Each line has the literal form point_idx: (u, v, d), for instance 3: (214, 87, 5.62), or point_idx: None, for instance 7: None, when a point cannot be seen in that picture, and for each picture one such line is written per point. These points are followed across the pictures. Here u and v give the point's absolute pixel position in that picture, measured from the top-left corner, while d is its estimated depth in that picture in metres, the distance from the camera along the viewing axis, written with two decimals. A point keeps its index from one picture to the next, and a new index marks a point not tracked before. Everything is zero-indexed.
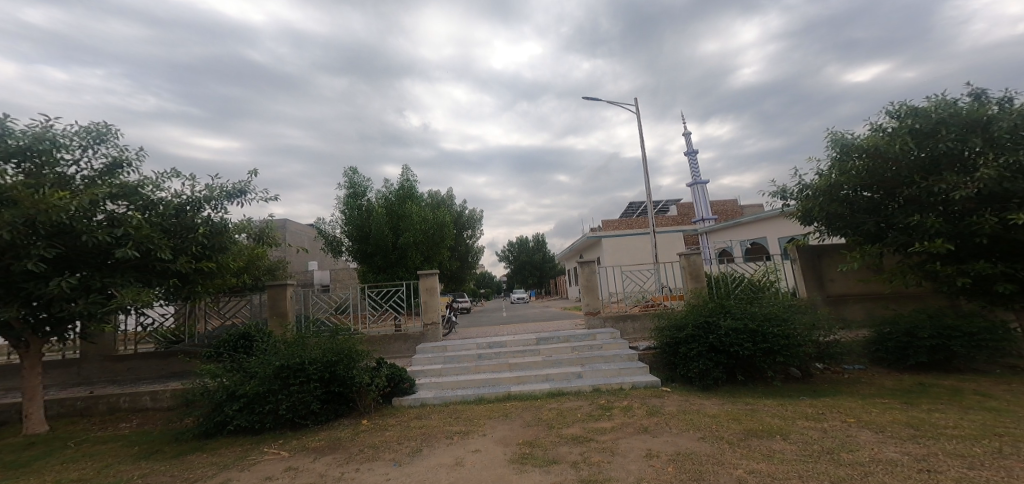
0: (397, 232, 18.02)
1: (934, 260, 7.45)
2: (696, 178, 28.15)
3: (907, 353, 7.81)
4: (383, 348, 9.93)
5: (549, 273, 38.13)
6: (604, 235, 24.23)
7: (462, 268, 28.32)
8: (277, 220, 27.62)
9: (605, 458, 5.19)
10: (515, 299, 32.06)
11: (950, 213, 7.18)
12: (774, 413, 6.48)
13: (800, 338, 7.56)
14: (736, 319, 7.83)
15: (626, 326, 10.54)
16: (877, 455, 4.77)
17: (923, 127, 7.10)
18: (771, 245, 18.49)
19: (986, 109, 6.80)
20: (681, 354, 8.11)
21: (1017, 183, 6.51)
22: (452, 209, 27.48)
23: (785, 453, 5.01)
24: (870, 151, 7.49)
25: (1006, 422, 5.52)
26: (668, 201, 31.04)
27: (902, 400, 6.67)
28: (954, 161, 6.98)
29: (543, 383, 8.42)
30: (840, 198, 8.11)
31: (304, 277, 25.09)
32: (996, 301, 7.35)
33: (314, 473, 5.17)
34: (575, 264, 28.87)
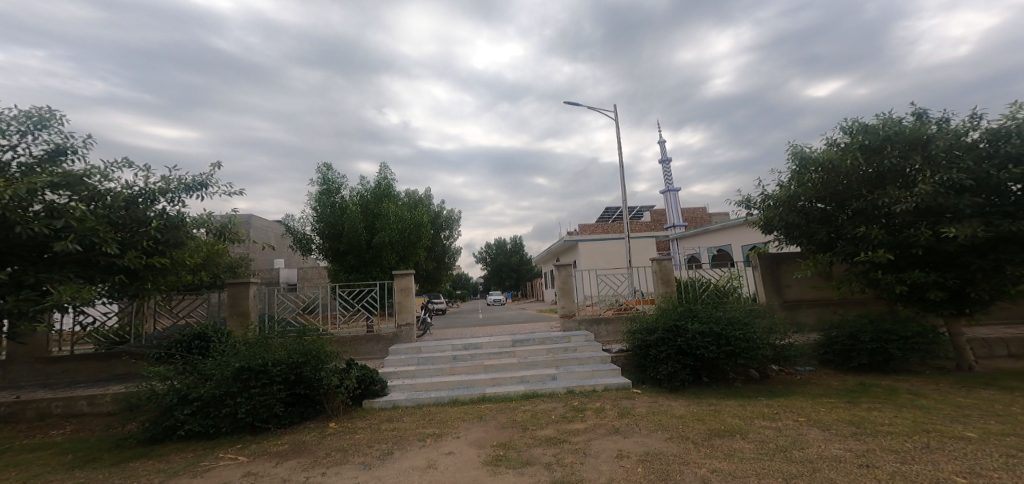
0: (372, 231, 17.54)
1: (881, 267, 7.89)
2: (669, 185, 28.95)
3: (851, 355, 8.37)
4: (352, 349, 9.68)
5: (527, 275, 38.10)
6: (580, 239, 24.56)
7: (439, 268, 28.14)
8: (241, 215, 26.47)
9: (578, 459, 5.30)
10: (492, 301, 32.08)
11: (893, 225, 7.61)
12: (737, 413, 6.77)
13: (760, 341, 7.95)
14: (701, 322, 8.11)
15: (600, 329, 10.63)
16: (823, 452, 5.08)
17: (873, 143, 7.53)
18: (734, 252, 19.21)
19: (927, 128, 7.21)
20: (651, 356, 8.35)
21: (955, 199, 6.90)
22: (429, 209, 27.06)
23: (746, 452, 5.25)
24: (829, 163, 7.89)
25: (933, 418, 6.01)
26: (643, 207, 31.78)
27: (845, 398, 7.14)
28: (897, 177, 7.43)
29: (518, 384, 8.44)
30: (800, 207, 8.49)
31: (269, 275, 24.10)
32: (932, 308, 7.81)
33: (275, 477, 5.05)
34: (552, 267, 29.12)
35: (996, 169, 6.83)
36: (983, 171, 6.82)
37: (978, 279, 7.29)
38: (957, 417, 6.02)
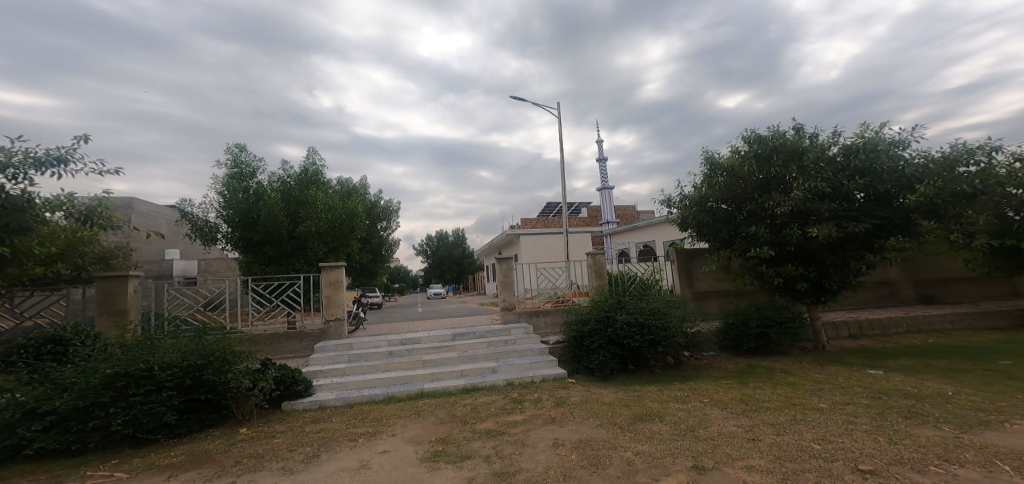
0: (296, 221, 12.23)
1: (765, 262, 6.84)
2: (606, 183, 29.67)
3: (741, 340, 7.49)
4: (268, 349, 6.93)
5: (470, 269, 37.54)
6: (522, 233, 24.68)
7: (374, 261, 26.00)
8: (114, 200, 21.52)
9: (516, 450, 4.21)
10: (433, 294, 31.31)
11: (771, 225, 6.61)
12: (658, 398, 6.09)
13: (677, 326, 7.15)
14: (627, 312, 7.11)
15: (538, 321, 8.97)
16: (723, 429, 4.80)
17: (762, 153, 6.57)
18: (659, 248, 19.79)
19: (803, 138, 6.40)
20: (583, 347, 7.24)
21: (817, 203, 6.16)
22: (364, 199, 24.86)
23: (664, 435, 4.70)
24: (722, 164, 6.86)
25: (799, 393, 5.62)
26: (582, 204, 32.22)
27: (738, 378, 6.58)
28: (780, 183, 6.51)
29: (457, 379, 6.40)
30: (697, 207, 7.19)
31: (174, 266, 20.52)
32: (802, 300, 6.98)
33: None
34: (493, 262, 29.05)
35: (845, 180, 6.21)
36: (837, 180, 6.13)
37: (833, 272, 6.51)
38: (815, 391, 5.57)
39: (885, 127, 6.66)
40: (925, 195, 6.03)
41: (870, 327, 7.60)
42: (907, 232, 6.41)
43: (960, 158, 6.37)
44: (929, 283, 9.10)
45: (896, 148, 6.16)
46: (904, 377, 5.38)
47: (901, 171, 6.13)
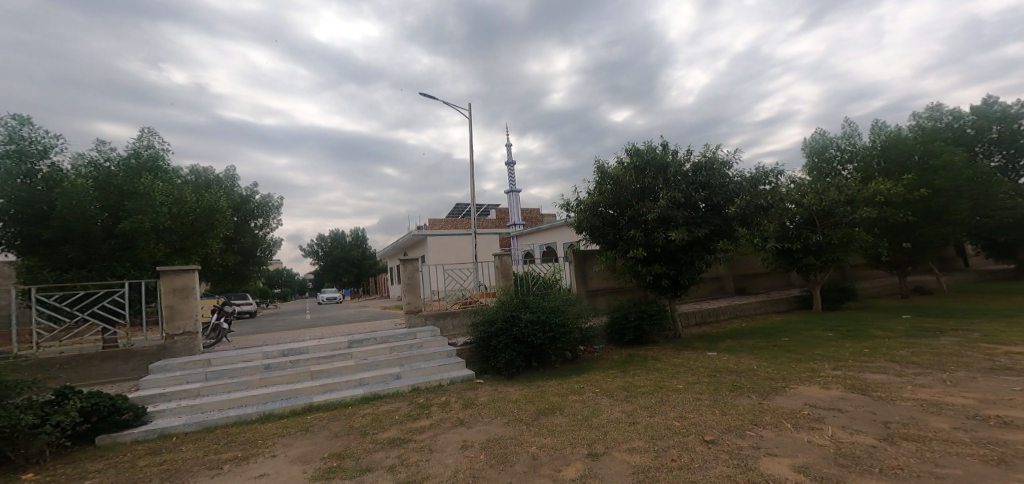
0: (114, 219, 6.47)
1: (639, 261, 7.51)
2: (513, 187, 30.24)
3: (624, 332, 7.75)
4: (71, 376, 4.87)
5: (369, 271, 36.13)
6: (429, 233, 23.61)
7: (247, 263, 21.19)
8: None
9: (423, 456, 3.48)
10: (324, 299, 28.95)
11: (644, 229, 7.22)
12: (558, 391, 5.45)
13: (576, 321, 6.49)
14: (530, 311, 6.18)
15: (445, 323, 7.04)
16: (605, 416, 4.51)
17: (638, 165, 7.24)
18: (560, 250, 20.49)
19: (666, 153, 7.19)
20: (486, 346, 6.09)
21: (676, 210, 6.91)
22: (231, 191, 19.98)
23: (564, 426, 4.22)
24: (608, 172, 7.32)
25: (664, 378, 5.84)
26: (489, 206, 32.34)
27: (620, 368, 6.41)
28: (648, 193, 7.20)
29: (355, 388, 4.99)
30: (585, 211, 7.58)
31: None
32: (665, 295, 7.82)
33: None
34: (396, 264, 28.04)
35: (694, 192, 7.08)
36: (689, 191, 6.96)
37: (686, 270, 7.43)
38: (674, 374, 5.94)
39: (718, 152, 7.72)
40: (743, 207, 6.99)
41: (708, 315, 8.62)
42: (729, 238, 7.34)
43: (758, 179, 7.24)
44: (740, 278, 10.34)
45: (726, 167, 7.19)
46: (731, 356, 6.29)
47: (727, 187, 7.11)
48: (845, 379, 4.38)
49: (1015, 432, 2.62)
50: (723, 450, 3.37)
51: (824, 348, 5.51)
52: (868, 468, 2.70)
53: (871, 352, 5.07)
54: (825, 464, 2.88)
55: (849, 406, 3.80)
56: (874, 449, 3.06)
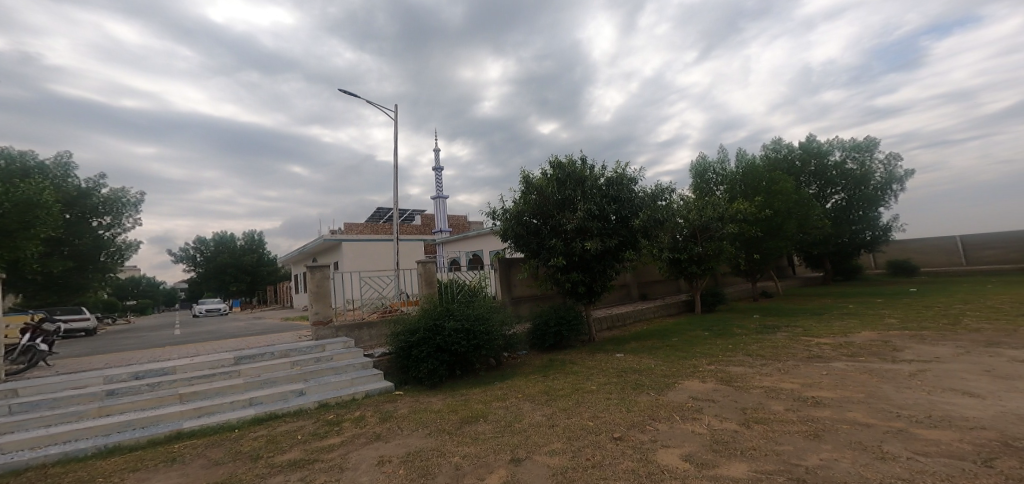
0: None
1: (559, 269, 7.77)
2: (439, 193, 29.72)
3: (545, 337, 7.90)
4: None
5: (267, 278, 30.67)
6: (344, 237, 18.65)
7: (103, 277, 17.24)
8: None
9: (329, 479, 3.09)
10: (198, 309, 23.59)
11: (563, 238, 7.53)
12: (482, 398, 4.99)
13: (500, 328, 6.21)
14: (454, 318, 5.79)
15: (360, 333, 6.51)
16: (529, 418, 4.23)
17: (559, 177, 7.50)
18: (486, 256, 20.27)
19: (584, 167, 7.55)
20: (405, 354, 5.63)
21: (591, 221, 7.30)
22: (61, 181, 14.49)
23: (488, 433, 3.86)
24: (532, 182, 7.53)
25: (580, 378, 5.92)
26: (413, 211, 31.27)
27: (542, 372, 6.32)
28: (568, 204, 7.49)
29: (243, 410, 4.48)
30: (510, 219, 7.73)
31: None
32: (581, 301, 8.14)
33: None
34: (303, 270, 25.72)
35: (606, 204, 7.52)
36: (603, 203, 7.38)
37: (600, 277, 7.84)
38: (587, 375, 6.05)
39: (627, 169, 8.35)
40: (644, 220, 7.61)
41: (616, 320, 9.18)
42: (634, 248, 7.91)
43: (657, 195, 7.97)
44: (643, 285, 11.26)
45: (633, 184, 7.78)
46: (633, 357, 6.77)
47: (634, 201, 7.69)
48: (717, 373, 4.96)
49: (826, 410, 3.16)
50: (630, 446, 3.41)
51: (702, 346, 6.20)
52: (735, 452, 3.00)
53: (734, 347, 5.81)
54: (703, 451, 3.13)
55: (719, 396, 4.29)
56: (737, 433, 3.38)
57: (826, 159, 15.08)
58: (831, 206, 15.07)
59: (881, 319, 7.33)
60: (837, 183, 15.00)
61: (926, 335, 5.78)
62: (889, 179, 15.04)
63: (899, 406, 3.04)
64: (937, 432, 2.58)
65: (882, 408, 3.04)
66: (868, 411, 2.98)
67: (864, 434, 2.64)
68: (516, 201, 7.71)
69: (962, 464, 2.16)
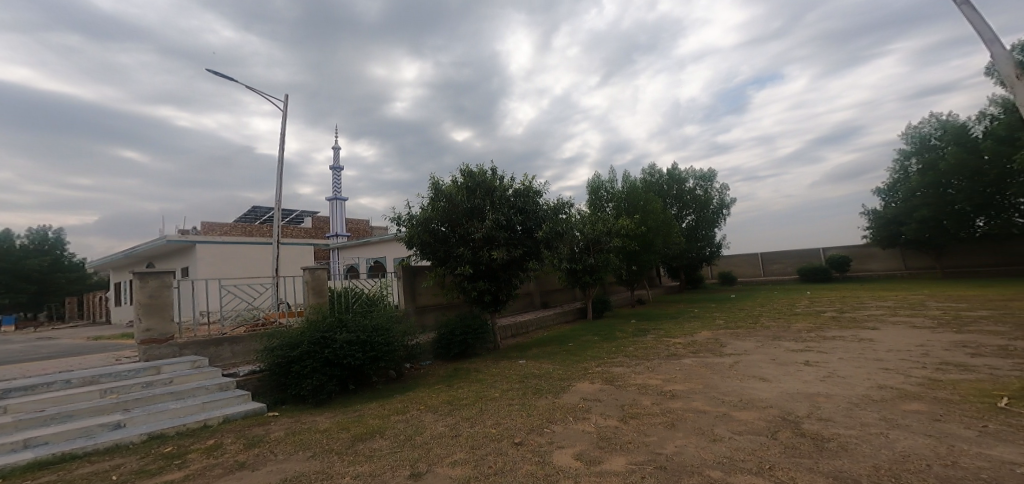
0: None
1: (466, 278, 7.81)
2: None
3: (450, 346, 7.83)
4: None
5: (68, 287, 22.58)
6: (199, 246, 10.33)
7: None
8: None
9: None
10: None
11: (471, 247, 7.61)
12: (378, 412, 4.61)
13: (401, 338, 5.73)
14: (347, 330, 5.17)
15: (216, 352, 5.28)
16: (430, 430, 3.98)
17: (470, 187, 7.62)
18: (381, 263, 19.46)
19: (495, 178, 7.79)
20: (286, 372, 4.89)
21: (498, 231, 7.50)
22: None
23: (385, 449, 3.55)
24: (441, 189, 7.56)
25: (483, 387, 5.94)
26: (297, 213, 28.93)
27: (447, 383, 6.14)
28: (477, 213, 7.62)
29: (7, 456, 3.13)
30: (417, 226, 7.62)
31: None
32: (486, 309, 8.23)
33: None
34: None
35: (513, 215, 7.79)
36: (509, 214, 7.63)
37: (506, 286, 8.05)
38: (492, 383, 6.13)
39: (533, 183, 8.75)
40: (548, 232, 7.98)
41: (520, 328, 9.48)
42: (537, 259, 8.24)
43: (559, 208, 8.42)
44: (544, 293, 11.78)
45: (539, 196, 8.16)
46: (534, 363, 7.02)
47: (539, 213, 8.05)
48: (604, 374, 5.37)
49: (679, 401, 3.62)
50: (530, 450, 3.44)
51: (594, 350, 6.67)
52: (615, 446, 3.27)
53: (617, 349, 6.34)
54: (592, 448, 3.35)
55: (605, 395, 4.65)
56: (618, 428, 3.68)
57: (681, 185, 17.17)
58: (685, 226, 16.98)
59: (714, 320, 8.60)
60: (689, 206, 17.13)
61: (738, 332, 6.90)
62: (722, 205, 17.68)
63: (722, 393, 3.62)
64: (745, 413, 3.11)
65: (716, 397, 3.53)
66: (706, 400, 3.48)
67: (703, 420, 3.07)
68: (425, 207, 7.62)
69: (760, 439, 2.63)
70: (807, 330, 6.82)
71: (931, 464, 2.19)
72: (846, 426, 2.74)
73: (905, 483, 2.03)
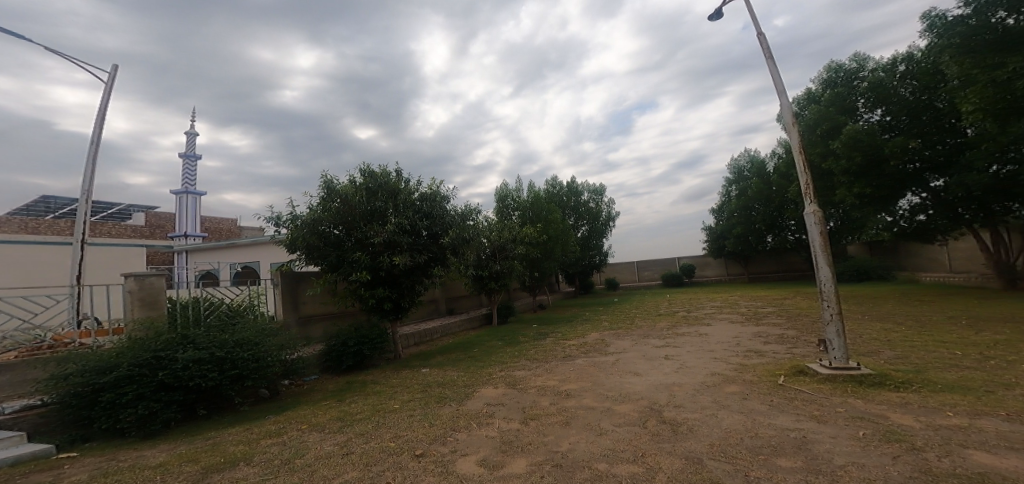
0: None
1: (363, 284, 7.48)
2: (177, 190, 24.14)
3: (341, 359, 7.36)
4: None
5: None
6: None
7: None
8: None
9: None
10: None
11: (369, 252, 7.30)
12: (242, 438, 3.97)
13: (277, 353, 4.94)
14: (194, 348, 4.29)
15: None
16: (316, 451, 3.71)
17: (371, 188, 7.35)
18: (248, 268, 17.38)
19: (399, 180, 7.61)
20: (97, 402, 3.89)
21: (401, 235, 7.31)
22: None
23: (253, 478, 3.15)
24: (336, 189, 7.17)
25: (382, 399, 5.74)
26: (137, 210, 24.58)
27: (337, 399, 5.79)
28: (379, 215, 7.40)
29: None
30: (305, 228, 7.10)
31: None
32: (386, 318, 7.92)
33: None
34: None
35: (418, 219, 7.68)
36: (414, 218, 7.52)
37: (408, 293, 7.84)
38: (391, 395, 5.93)
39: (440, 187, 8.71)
40: (455, 237, 7.98)
41: (424, 335, 9.34)
42: (443, 265, 8.17)
43: (466, 214, 8.48)
44: (450, 300, 11.74)
45: (446, 201, 8.14)
46: (438, 371, 6.95)
47: (446, 218, 8.04)
48: (506, 378, 5.52)
49: (573, 399, 3.85)
50: (433, 460, 3.41)
51: (498, 355, 6.80)
52: (518, 448, 3.38)
53: (519, 354, 6.54)
54: (495, 452, 3.41)
55: (507, 399, 4.77)
56: (524, 426, 3.84)
57: (578, 197, 18.28)
58: (581, 235, 18.13)
59: (600, 322, 9.21)
60: (584, 217, 18.30)
61: (620, 332, 7.54)
62: (609, 218, 19.27)
63: (608, 389, 3.92)
64: (625, 406, 3.41)
65: (604, 394, 3.79)
66: (596, 397, 3.75)
67: (592, 416, 3.31)
68: (315, 208, 7.16)
69: (637, 428, 2.91)
70: (666, 328, 7.67)
71: (746, 437, 2.60)
72: (692, 410, 3.14)
73: (732, 455, 2.38)
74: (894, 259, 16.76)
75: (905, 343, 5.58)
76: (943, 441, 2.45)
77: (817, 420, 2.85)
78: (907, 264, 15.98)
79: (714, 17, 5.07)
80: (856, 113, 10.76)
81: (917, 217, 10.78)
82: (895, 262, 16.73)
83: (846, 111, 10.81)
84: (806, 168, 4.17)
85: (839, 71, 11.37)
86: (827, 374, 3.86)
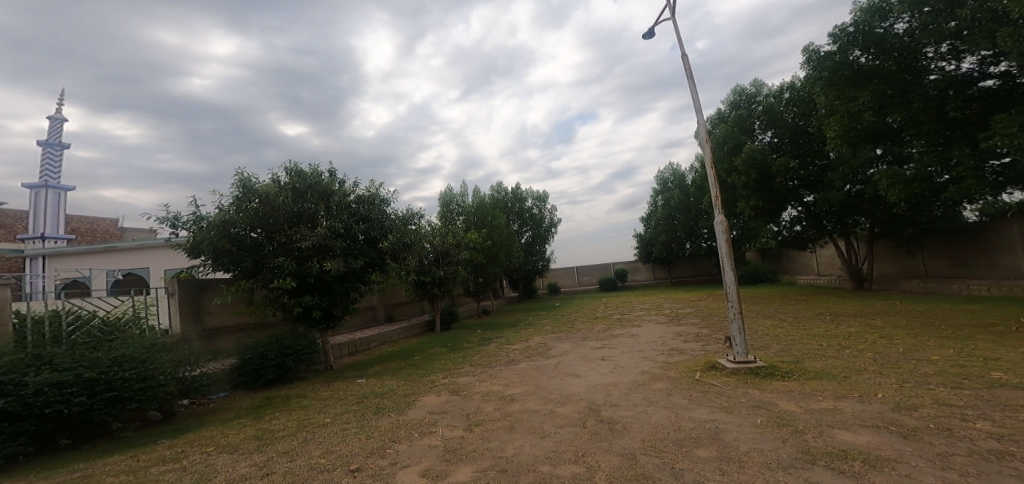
0: None
1: (286, 292, 7.06)
2: None
3: (259, 373, 6.86)
4: None
5: None
6: None
7: None
8: None
9: None
10: None
11: (295, 257, 6.92)
12: (121, 467, 3.52)
13: (171, 371, 4.52)
14: (54, 368, 3.71)
15: None
16: (227, 475, 3.42)
17: (299, 189, 6.99)
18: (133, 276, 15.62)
19: (332, 182, 7.32)
20: None
21: (333, 240, 7.02)
22: None
23: None
24: (255, 189, 6.71)
25: (309, 413, 5.46)
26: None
27: (254, 416, 5.41)
28: (308, 218, 7.06)
29: None
30: (213, 231, 6.52)
31: None
32: (315, 327, 7.53)
33: None
34: None
35: (353, 223, 7.41)
36: (349, 222, 7.25)
37: (339, 300, 7.49)
38: (322, 409, 5.65)
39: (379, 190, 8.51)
40: (394, 242, 7.82)
41: (360, 344, 9.02)
42: (381, 270, 7.97)
43: (406, 219, 8.34)
44: (388, 307, 11.44)
45: (384, 205, 7.96)
46: (376, 381, 6.73)
47: (383, 222, 7.85)
48: (450, 385, 5.46)
49: (517, 404, 3.88)
50: (369, 475, 3.29)
51: (440, 362, 6.73)
52: (462, 456, 3.36)
53: (462, 360, 6.51)
54: (439, 462, 3.36)
55: (450, 406, 4.72)
56: (468, 433, 3.82)
57: (521, 203, 18.47)
58: (524, 242, 18.40)
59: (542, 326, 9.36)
60: (528, 223, 18.54)
61: (561, 335, 7.72)
62: (553, 225, 19.61)
63: (551, 392, 3.98)
64: (565, 407, 3.49)
65: (547, 397, 3.84)
66: (539, 400, 3.80)
67: (535, 419, 3.36)
68: (228, 208, 6.63)
69: (578, 429, 2.98)
70: (603, 330, 7.95)
71: (672, 431, 2.76)
72: (626, 408, 3.28)
73: (662, 449, 2.50)
74: (778, 264, 18.57)
75: (801, 336, 6.18)
76: (819, 423, 2.72)
77: (725, 411, 3.07)
78: (789, 269, 17.75)
79: (647, 35, 5.39)
80: (753, 134, 11.75)
81: (794, 228, 11.96)
82: (778, 267, 18.57)
83: (745, 132, 11.83)
84: (716, 178, 4.51)
85: (742, 95, 12.43)
86: (731, 368, 4.18)
